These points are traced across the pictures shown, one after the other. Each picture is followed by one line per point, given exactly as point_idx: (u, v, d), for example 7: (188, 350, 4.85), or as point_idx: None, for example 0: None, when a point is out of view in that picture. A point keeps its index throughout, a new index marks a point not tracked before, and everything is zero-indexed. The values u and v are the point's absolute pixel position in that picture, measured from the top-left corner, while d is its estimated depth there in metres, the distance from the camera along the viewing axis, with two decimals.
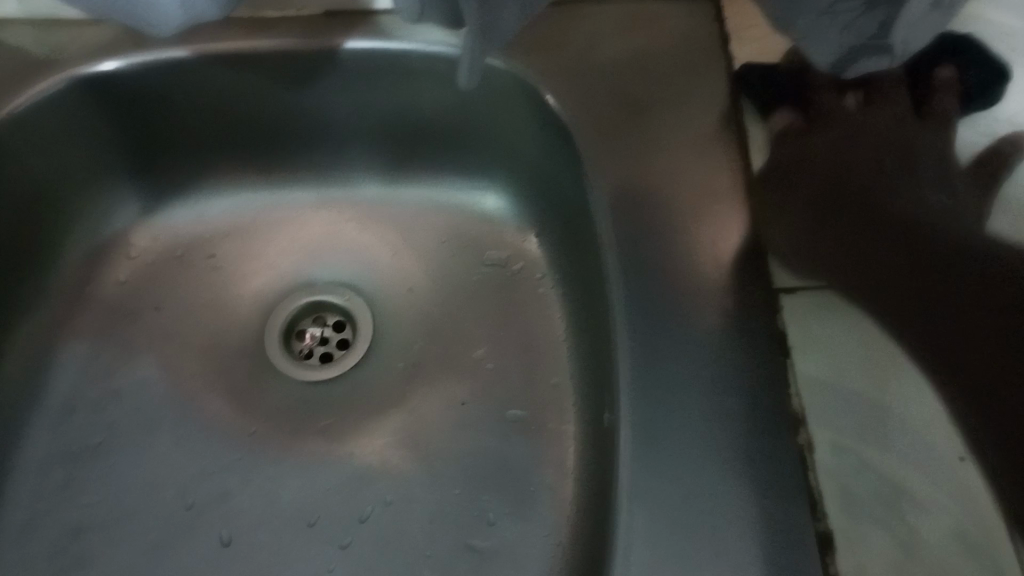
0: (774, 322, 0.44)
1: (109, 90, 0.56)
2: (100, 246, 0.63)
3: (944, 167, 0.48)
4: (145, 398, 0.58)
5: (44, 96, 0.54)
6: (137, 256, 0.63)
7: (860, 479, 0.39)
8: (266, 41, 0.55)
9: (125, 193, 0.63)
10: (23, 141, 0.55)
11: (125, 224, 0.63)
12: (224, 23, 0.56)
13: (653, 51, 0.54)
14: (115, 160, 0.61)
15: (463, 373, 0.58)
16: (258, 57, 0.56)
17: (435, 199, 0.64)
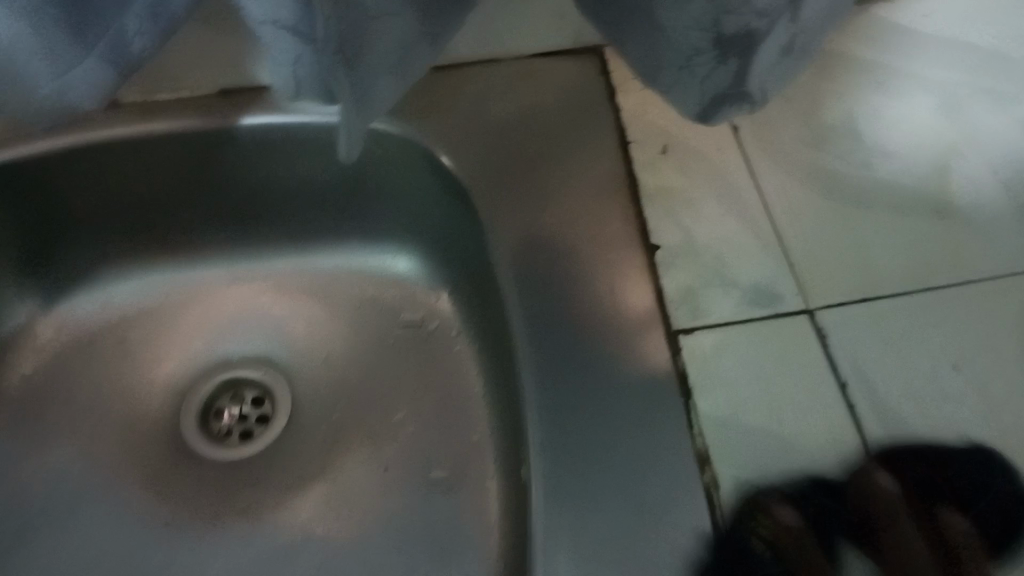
0: (675, 361, 0.44)
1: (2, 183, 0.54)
2: (3, 339, 0.61)
3: (826, 198, 0.49)
4: (57, 494, 0.56)
5: None
6: (43, 346, 0.62)
7: (768, 512, 0.39)
8: (160, 123, 0.55)
9: (27, 283, 0.61)
10: None
11: (30, 315, 0.62)
12: (116, 108, 0.56)
13: (538, 111, 0.55)
14: (15, 253, 0.59)
15: (384, 438, 0.58)
16: (152, 138, 0.55)
17: (346, 265, 0.64)
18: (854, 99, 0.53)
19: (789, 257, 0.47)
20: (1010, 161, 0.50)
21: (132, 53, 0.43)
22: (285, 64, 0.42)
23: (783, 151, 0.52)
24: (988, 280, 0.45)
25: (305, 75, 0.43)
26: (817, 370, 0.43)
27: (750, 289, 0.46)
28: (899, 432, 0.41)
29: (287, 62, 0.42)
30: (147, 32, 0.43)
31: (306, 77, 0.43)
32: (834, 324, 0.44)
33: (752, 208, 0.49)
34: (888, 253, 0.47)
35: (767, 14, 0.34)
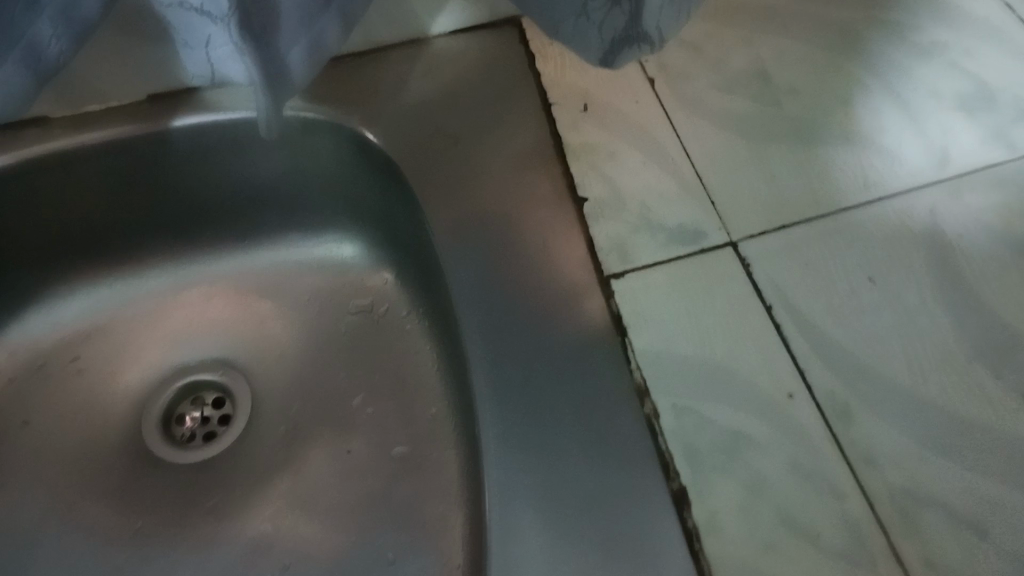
0: (609, 305, 0.46)
1: None
2: None
3: (742, 137, 0.51)
4: (26, 516, 0.56)
5: None
6: None
7: (708, 434, 0.40)
8: (94, 134, 0.55)
9: None
10: None
11: None
12: (48, 123, 0.56)
13: (461, 84, 0.57)
14: None
15: (344, 424, 0.58)
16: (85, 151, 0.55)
17: (293, 259, 0.65)
18: (760, 43, 0.55)
19: (711, 196, 0.49)
20: (911, 83, 0.52)
21: (49, 59, 0.45)
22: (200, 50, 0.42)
23: (697, 97, 0.53)
24: (897, 194, 0.47)
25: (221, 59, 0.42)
26: (744, 297, 0.44)
27: (676, 230, 0.48)
28: (826, 345, 0.42)
29: (200, 46, 0.42)
30: (60, 38, 0.44)
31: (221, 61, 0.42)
32: (758, 253, 0.46)
33: (672, 153, 0.51)
34: (803, 182, 0.48)
35: None
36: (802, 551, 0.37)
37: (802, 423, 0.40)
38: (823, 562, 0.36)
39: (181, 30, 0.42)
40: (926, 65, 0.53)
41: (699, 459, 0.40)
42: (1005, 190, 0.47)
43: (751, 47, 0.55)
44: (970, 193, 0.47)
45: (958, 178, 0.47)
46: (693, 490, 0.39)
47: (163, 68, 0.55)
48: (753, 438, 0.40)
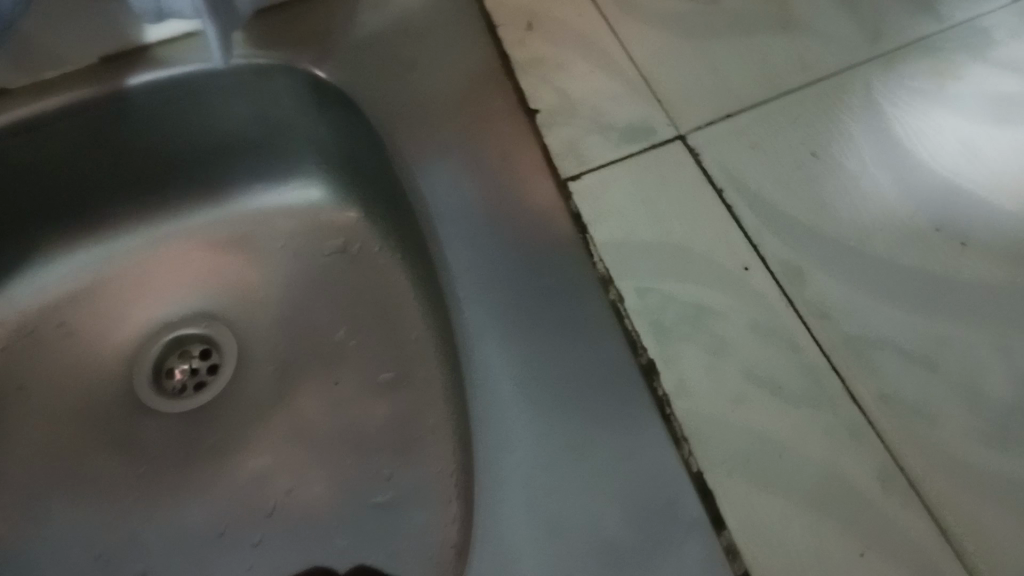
0: (568, 205, 0.48)
1: None
2: None
3: (684, 37, 0.52)
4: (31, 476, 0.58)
5: None
6: None
7: (671, 310, 0.43)
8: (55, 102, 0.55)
9: None
10: None
11: None
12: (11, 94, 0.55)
13: (407, 16, 0.58)
14: None
15: (330, 356, 0.60)
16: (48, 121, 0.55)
17: (263, 204, 0.67)
18: None
19: (657, 94, 0.50)
20: None
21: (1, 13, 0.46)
22: None
23: (638, 4, 0.55)
24: (836, 74, 0.49)
25: None
26: (696, 184, 0.46)
27: (626, 128, 0.49)
28: (777, 219, 0.44)
29: None
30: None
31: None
32: (708, 142, 0.48)
33: (617, 58, 0.52)
34: (745, 71, 0.50)
35: None
36: (765, 401, 0.39)
37: (759, 291, 0.42)
38: (784, 409, 0.39)
39: None
40: None
41: (668, 332, 0.42)
42: (935, 57, 0.48)
43: None
44: (901, 64, 0.48)
45: (889, 53, 0.49)
46: (661, 361, 0.41)
47: (116, 29, 0.55)
48: (713, 308, 0.42)
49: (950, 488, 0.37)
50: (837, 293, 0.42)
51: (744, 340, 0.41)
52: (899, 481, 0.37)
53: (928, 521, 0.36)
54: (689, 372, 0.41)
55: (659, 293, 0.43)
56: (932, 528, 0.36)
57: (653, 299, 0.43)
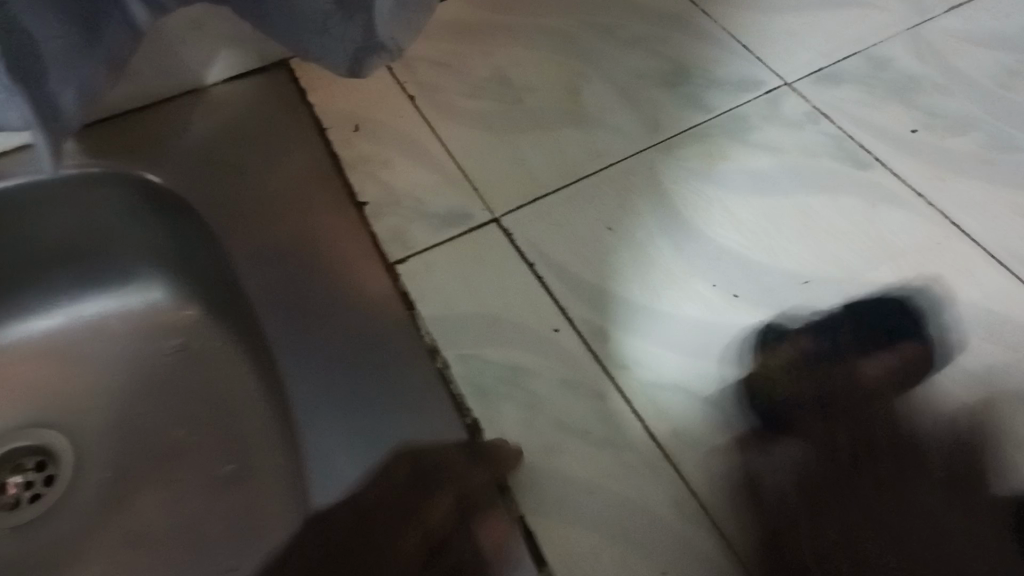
0: (396, 284, 0.51)
1: None
2: None
3: (493, 132, 0.58)
4: None
5: None
6: None
7: (492, 373, 0.47)
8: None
9: None
10: None
11: None
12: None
13: (238, 120, 0.61)
14: None
15: (170, 457, 0.59)
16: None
17: (96, 308, 0.64)
18: (499, 53, 0.63)
19: (471, 183, 0.56)
20: (626, 66, 0.61)
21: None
22: None
23: (450, 104, 0.60)
24: (625, 158, 0.56)
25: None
26: (509, 260, 0.51)
27: (445, 215, 0.54)
28: (581, 285, 0.50)
29: None
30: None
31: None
32: (518, 222, 0.53)
33: (434, 153, 0.58)
34: (548, 158, 0.56)
35: None
36: (575, 445, 0.43)
37: (568, 350, 0.47)
38: (595, 452, 0.43)
39: None
40: (634, 51, 0.61)
41: (487, 392, 0.46)
42: (706, 140, 0.56)
43: (492, 54, 0.63)
44: (680, 148, 0.56)
45: (666, 141, 0.56)
46: (484, 420, 0.45)
47: None
48: (527, 367, 0.47)
49: (738, 509, 0.41)
50: (634, 347, 0.47)
51: (561, 392, 0.45)
52: (693, 507, 0.41)
53: (723, 541, 0.40)
54: (508, 424, 0.44)
55: (480, 358, 0.47)
56: (724, 546, 0.40)
57: (475, 365, 0.47)
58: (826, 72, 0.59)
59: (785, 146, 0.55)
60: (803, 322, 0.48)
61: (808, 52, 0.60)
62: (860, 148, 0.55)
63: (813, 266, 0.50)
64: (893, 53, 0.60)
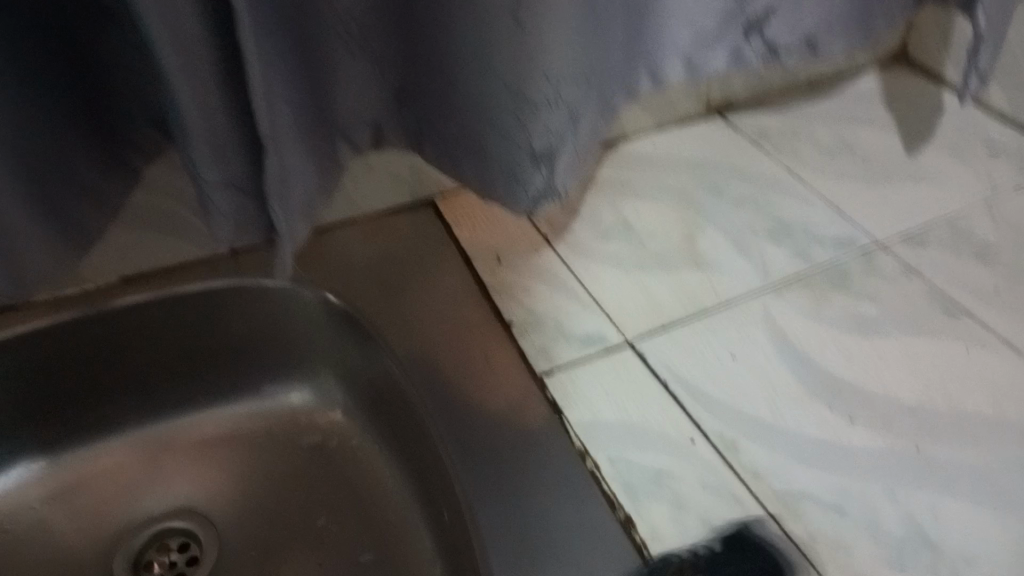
0: (545, 395, 0.58)
1: None
2: None
3: (622, 268, 0.67)
4: None
5: None
6: None
7: (640, 474, 0.53)
8: (52, 318, 0.63)
9: None
10: None
11: None
12: (18, 314, 0.63)
13: (393, 246, 0.70)
14: None
15: (314, 541, 0.64)
16: (37, 336, 0.63)
17: (247, 407, 0.71)
18: (625, 204, 0.73)
19: (605, 310, 0.64)
20: (734, 222, 0.71)
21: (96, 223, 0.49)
22: (225, 217, 0.49)
23: (582, 243, 0.70)
24: (742, 298, 0.64)
25: (243, 223, 0.50)
26: (644, 377, 0.59)
27: (585, 336, 0.62)
28: (710, 402, 0.57)
29: (226, 214, 0.49)
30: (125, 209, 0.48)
31: (244, 225, 0.50)
32: (650, 346, 0.61)
33: (570, 282, 0.67)
34: (670, 293, 0.65)
35: (554, 133, 0.52)
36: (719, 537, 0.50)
37: (704, 458, 0.54)
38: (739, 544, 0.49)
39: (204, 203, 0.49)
40: (739, 210, 0.72)
41: (638, 491, 0.52)
42: (811, 287, 0.65)
43: (617, 205, 0.73)
44: (790, 293, 0.65)
45: (777, 285, 0.65)
46: (634, 513, 0.51)
47: (142, 251, 0.67)
48: (670, 471, 0.53)
49: None
50: (761, 458, 0.54)
51: (705, 493, 0.52)
52: None
53: None
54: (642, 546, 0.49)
55: (627, 459, 0.54)
56: None
57: (622, 467, 0.54)
58: (913, 236, 0.69)
59: (881, 296, 0.64)
60: (917, 447, 0.54)
61: (895, 221, 0.70)
62: (953, 302, 0.64)
63: (920, 399, 0.57)
64: (967, 223, 0.70)
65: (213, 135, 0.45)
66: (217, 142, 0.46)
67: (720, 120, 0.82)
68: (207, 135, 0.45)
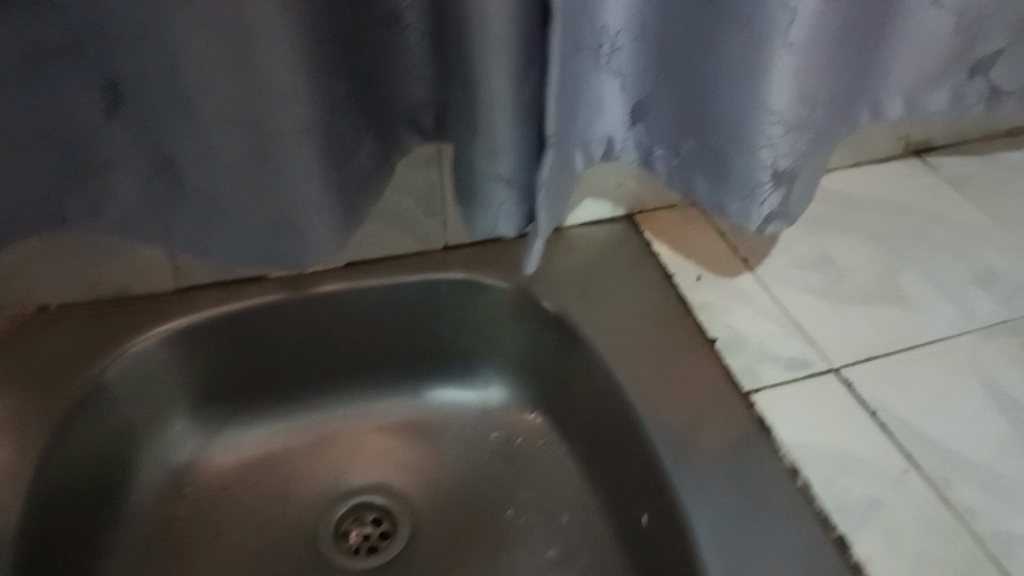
0: (752, 412, 0.60)
1: (199, 343, 0.68)
2: (169, 475, 0.68)
3: (823, 299, 0.68)
4: None
5: (156, 340, 0.65)
6: (198, 483, 0.69)
7: (853, 497, 0.54)
8: (287, 292, 0.69)
9: (191, 425, 0.70)
10: (128, 390, 0.64)
11: (192, 453, 0.70)
12: (260, 284, 0.69)
13: (594, 259, 0.73)
14: (188, 398, 0.69)
15: (498, 533, 0.68)
16: (275, 308, 0.69)
17: (439, 400, 0.76)
18: (823, 236, 0.74)
19: (810, 336, 0.65)
20: (936, 263, 0.71)
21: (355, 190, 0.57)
22: (493, 210, 0.54)
23: (781, 270, 0.71)
24: (946, 338, 0.65)
25: (505, 218, 0.55)
26: (852, 406, 0.60)
27: (790, 359, 0.63)
28: (920, 437, 0.58)
29: (496, 207, 0.54)
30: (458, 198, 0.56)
31: (506, 219, 0.55)
32: (859, 375, 0.62)
33: (771, 305, 0.68)
34: (873, 326, 0.66)
35: (792, 155, 0.54)
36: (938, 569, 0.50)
37: (917, 490, 0.54)
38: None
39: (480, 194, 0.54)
40: (940, 253, 0.72)
41: (850, 514, 0.53)
42: (1019, 334, 0.65)
43: (816, 236, 0.74)
44: (997, 337, 0.65)
45: (983, 329, 0.65)
46: (850, 536, 0.52)
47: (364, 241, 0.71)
48: (881, 500, 0.54)
49: None
50: (974, 497, 0.54)
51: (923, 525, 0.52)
52: None
53: None
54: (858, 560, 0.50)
55: (839, 482, 0.55)
56: None
57: (837, 489, 0.54)
58: None
59: None
60: None
61: None
62: None
63: None
64: None
65: (502, 134, 0.50)
66: (502, 141, 0.51)
67: (918, 162, 0.82)
68: (498, 133, 0.50)
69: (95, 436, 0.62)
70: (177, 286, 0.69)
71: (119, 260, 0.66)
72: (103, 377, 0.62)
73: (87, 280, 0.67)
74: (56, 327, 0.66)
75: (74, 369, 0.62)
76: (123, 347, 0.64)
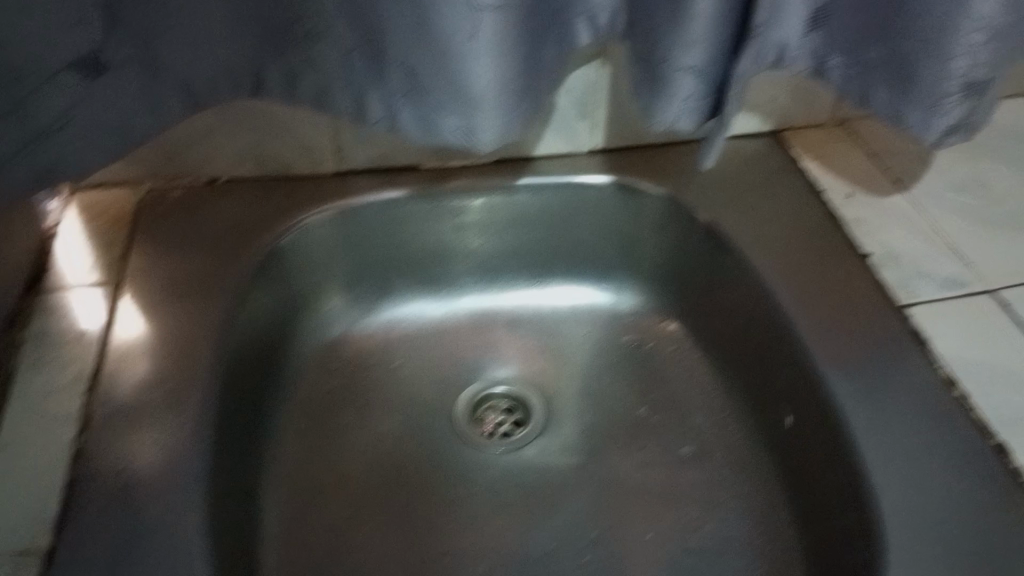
0: (906, 323, 0.61)
1: (357, 225, 0.70)
2: (322, 347, 0.73)
3: (979, 222, 0.68)
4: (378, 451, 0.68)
5: (319, 218, 0.68)
6: (347, 357, 0.73)
7: (1013, 409, 0.55)
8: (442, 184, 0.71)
9: (343, 303, 0.74)
10: (292, 262, 0.68)
11: (343, 329, 0.74)
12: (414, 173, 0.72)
13: (742, 170, 0.74)
14: (342, 276, 0.73)
15: (633, 425, 0.70)
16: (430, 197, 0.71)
17: (574, 300, 0.78)
18: (977, 163, 0.73)
19: (965, 258, 0.65)
20: None
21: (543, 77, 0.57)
22: (676, 103, 0.55)
23: (934, 193, 0.71)
24: None
25: (686, 115, 0.56)
26: (1009, 325, 0.60)
27: (944, 278, 0.64)
28: None
29: (681, 99, 0.55)
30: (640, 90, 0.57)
31: (686, 116, 0.56)
32: (1015, 297, 0.62)
33: (925, 226, 0.68)
34: None
35: (988, 65, 0.54)
36: None
37: None
38: None
39: (666, 87, 0.54)
40: None
41: (1011, 424, 0.54)
42: None
43: (970, 162, 0.73)
44: None
45: None
46: (1009, 444, 0.53)
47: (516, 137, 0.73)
48: None
49: None
50: None
51: None
52: None
53: None
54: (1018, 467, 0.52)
55: (999, 394, 0.56)
56: None
57: (994, 401, 0.55)
58: None
59: None
60: None
61: None
62: None
63: None
64: None
65: (704, 26, 0.51)
66: (703, 31, 0.51)
67: None
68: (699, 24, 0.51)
69: (264, 304, 0.66)
70: (337, 169, 0.71)
71: (288, 139, 0.68)
72: (275, 247, 0.66)
73: (255, 156, 0.69)
74: (227, 199, 0.69)
75: (249, 239, 0.66)
76: (290, 221, 0.67)
